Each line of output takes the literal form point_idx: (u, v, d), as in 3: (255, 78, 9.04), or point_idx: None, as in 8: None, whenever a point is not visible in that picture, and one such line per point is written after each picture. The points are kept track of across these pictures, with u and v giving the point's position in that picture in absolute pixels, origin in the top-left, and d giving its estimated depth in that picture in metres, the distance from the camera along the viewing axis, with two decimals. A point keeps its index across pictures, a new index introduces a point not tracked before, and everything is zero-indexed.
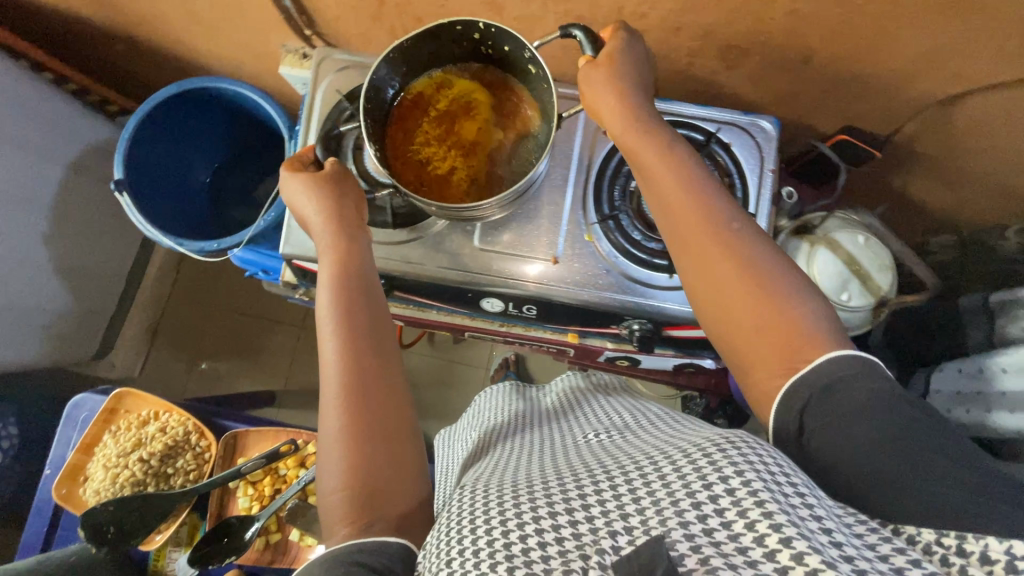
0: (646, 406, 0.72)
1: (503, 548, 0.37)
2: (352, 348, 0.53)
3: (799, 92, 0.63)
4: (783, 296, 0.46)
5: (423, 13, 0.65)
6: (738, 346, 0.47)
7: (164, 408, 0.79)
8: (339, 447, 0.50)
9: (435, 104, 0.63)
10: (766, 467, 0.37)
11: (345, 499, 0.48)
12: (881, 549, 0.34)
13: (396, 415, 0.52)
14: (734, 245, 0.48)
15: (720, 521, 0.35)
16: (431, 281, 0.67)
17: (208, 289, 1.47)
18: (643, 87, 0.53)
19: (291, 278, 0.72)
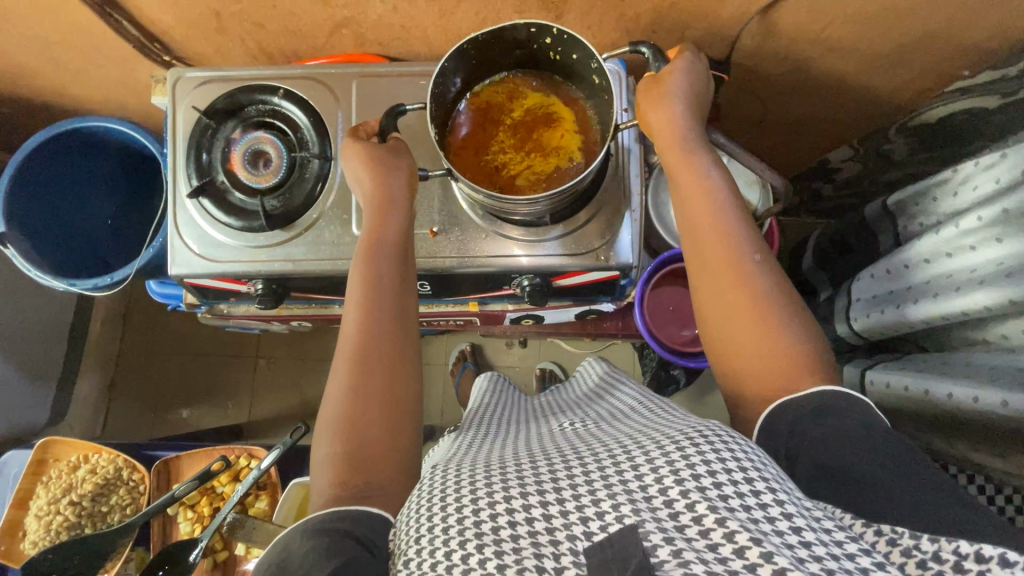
0: (622, 389, 0.73)
1: (474, 528, 0.39)
2: (370, 343, 0.54)
3: (634, 31, 0.65)
4: (782, 304, 0.54)
5: (262, 19, 0.66)
6: (723, 330, 0.55)
7: (92, 451, 0.92)
8: (337, 417, 0.52)
9: (509, 111, 0.65)
10: (741, 468, 0.40)
11: (335, 470, 0.50)
12: (847, 547, 0.37)
13: (394, 418, 0.53)
14: (743, 272, 0.55)
15: (692, 517, 0.38)
16: (320, 275, 0.68)
17: (159, 336, 1.46)
18: (692, 108, 0.59)
19: (193, 299, 0.74)
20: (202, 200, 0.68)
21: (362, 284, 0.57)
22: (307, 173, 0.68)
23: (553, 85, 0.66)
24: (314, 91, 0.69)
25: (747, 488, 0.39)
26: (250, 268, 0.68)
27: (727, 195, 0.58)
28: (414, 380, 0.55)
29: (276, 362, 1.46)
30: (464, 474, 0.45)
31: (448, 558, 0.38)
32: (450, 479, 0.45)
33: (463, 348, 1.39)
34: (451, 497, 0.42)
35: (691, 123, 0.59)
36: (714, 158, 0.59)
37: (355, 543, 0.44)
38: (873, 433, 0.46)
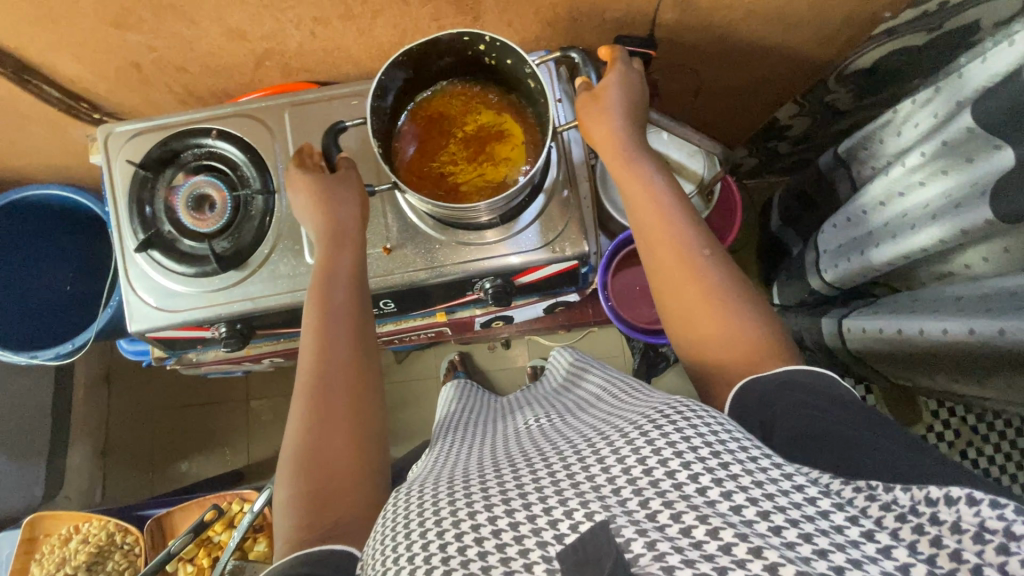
0: (586, 377, 0.73)
1: (442, 552, 0.38)
2: (336, 380, 0.54)
3: (554, 21, 0.65)
4: (736, 294, 0.55)
5: (184, 63, 0.66)
6: (685, 321, 0.56)
7: (82, 520, 0.91)
8: (304, 452, 0.51)
9: (461, 123, 0.63)
10: (706, 445, 0.40)
11: (307, 500, 0.49)
12: (820, 504, 0.37)
13: (360, 450, 0.52)
14: (696, 269, 0.56)
15: (663, 503, 0.37)
16: (281, 309, 0.68)
17: (149, 393, 1.45)
18: (630, 113, 0.61)
19: (160, 353, 0.73)
20: (152, 252, 0.67)
21: (317, 319, 0.57)
22: (253, 209, 0.68)
23: (491, 87, 0.64)
24: (248, 127, 0.69)
25: (714, 461, 0.39)
26: (210, 313, 0.67)
27: (671, 193, 0.59)
28: (375, 408, 0.55)
29: (268, 401, 1.45)
30: (428, 495, 0.44)
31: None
32: (416, 501, 0.44)
33: (452, 359, 1.38)
34: (418, 520, 0.41)
35: (630, 128, 0.61)
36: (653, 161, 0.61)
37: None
38: (843, 401, 0.47)
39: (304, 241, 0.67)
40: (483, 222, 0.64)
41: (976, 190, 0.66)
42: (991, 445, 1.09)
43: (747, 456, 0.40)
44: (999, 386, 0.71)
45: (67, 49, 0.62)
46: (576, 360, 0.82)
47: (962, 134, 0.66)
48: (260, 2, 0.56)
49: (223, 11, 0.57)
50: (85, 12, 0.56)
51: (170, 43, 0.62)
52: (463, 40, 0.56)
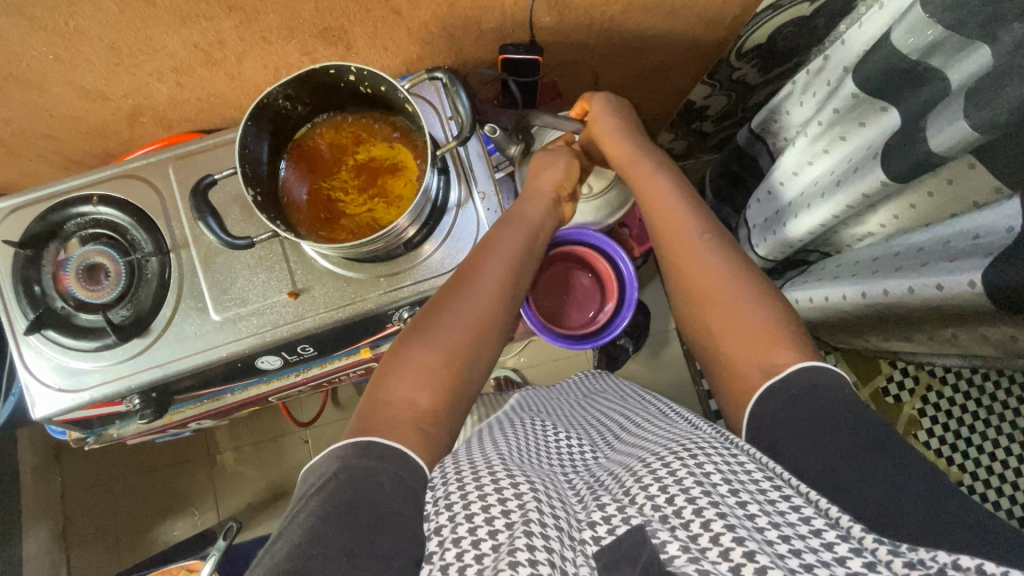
0: (649, 398, 0.71)
1: (500, 507, 0.42)
2: (465, 335, 0.58)
3: (427, 37, 0.64)
4: (757, 280, 0.58)
5: (50, 131, 0.63)
6: (697, 295, 0.60)
7: None
8: (401, 370, 0.55)
9: (353, 152, 0.62)
10: (739, 488, 0.40)
11: (396, 408, 0.52)
12: (837, 550, 0.35)
13: (445, 394, 0.55)
14: (702, 257, 0.61)
15: (685, 532, 0.37)
16: (193, 371, 0.65)
17: (102, 467, 1.39)
18: (628, 124, 0.71)
19: (78, 433, 0.70)
20: (46, 333, 0.63)
21: (474, 280, 0.60)
22: (147, 273, 0.65)
23: (376, 113, 0.62)
24: (134, 189, 0.66)
25: (735, 501, 0.39)
26: (118, 386, 0.64)
27: (683, 192, 0.66)
28: (471, 385, 0.58)
29: (232, 454, 1.41)
30: (464, 473, 0.46)
31: (474, 536, 0.40)
32: (460, 468, 0.47)
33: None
34: (468, 483, 0.44)
35: (633, 135, 0.70)
36: (660, 162, 0.69)
37: (404, 483, 0.47)
38: (831, 438, 0.44)
39: (206, 297, 0.65)
40: (392, 249, 0.62)
41: (871, 152, 0.67)
42: (950, 387, 1.04)
43: (765, 497, 0.40)
44: (924, 340, 0.72)
45: None
46: (617, 387, 0.82)
47: (849, 100, 0.67)
48: (110, 60, 0.54)
49: (71, 74, 0.54)
50: None
51: (25, 113, 0.59)
52: (330, 72, 0.55)
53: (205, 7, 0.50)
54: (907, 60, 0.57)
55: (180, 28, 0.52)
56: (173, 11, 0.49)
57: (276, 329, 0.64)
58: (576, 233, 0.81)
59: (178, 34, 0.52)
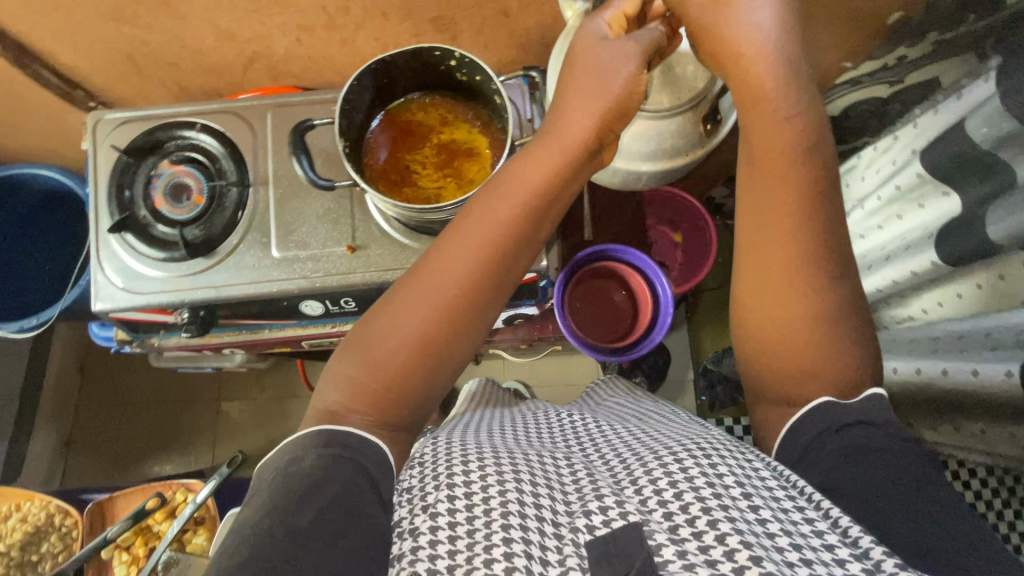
0: (657, 408, 0.68)
1: (480, 495, 0.44)
2: (444, 309, 0.52)
3: (525, 41, 0.68)
4: (827, 300, 0.50)
5: (176, 59, 0.70)
6: (772, 290, 0.52)
7: (24, 497, 0.76)
8: (365, 347, 0.53)
9: (437, 132, 0.66)
10: (754, 494, 0.43)
11: (358, 392, 0.52)
12: (845, 564, 0.37)
13: (422, 368, 0.52)
14: (797, 253, 0.50)
15: (692, 532, 0.40)
16: (244, 299, 0.69)
17: (115, 388, 1.44)
18: (779, 27, 0.49)
19: (123, 334, 0.75)
20: (124, 234, 0.69)
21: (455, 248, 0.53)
22: (226, 201, 0.70)
23: (464, 101, 0.67)
24: (233, 125, 0.72)
25: (747, 507, 0.41)
26: (174, 297, 0.68)
27: (802, 162, 0.50)
28: (457, 358, 0.54)
29: (238, 404, 1.44)
30: (453, 455, 0.49)
31: (451, 516, 0.43)
32: (448, 450, 0.51)
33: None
34: (455, 465, 0.47)
35: (776, 49, 0.49)
36: (801, 95, 0.49)
37: (355, 464, 0.48)
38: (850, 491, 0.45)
39: (272, 233, 0.70)
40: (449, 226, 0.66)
41: (926, 233, 0.68)
42: None
43: (778, 505, 0.42)
44: (950, 431, 0.71)
45: (68, 39, 0.65)
46: (630, 394, 0.80)
47: (912, 179, 0.70)
48: (249, 6, 0.60)
49: (212, 12, 0.61)
50: (84, 3, 0.60)
51: (163, 39, 0.66)
52: (436, 53, 0.60)
53: None
54: (975, 150, 0.59)
55: None
56: None
57: (327, 277, 0.68)
58: (618, 249, 0.84)
59: None
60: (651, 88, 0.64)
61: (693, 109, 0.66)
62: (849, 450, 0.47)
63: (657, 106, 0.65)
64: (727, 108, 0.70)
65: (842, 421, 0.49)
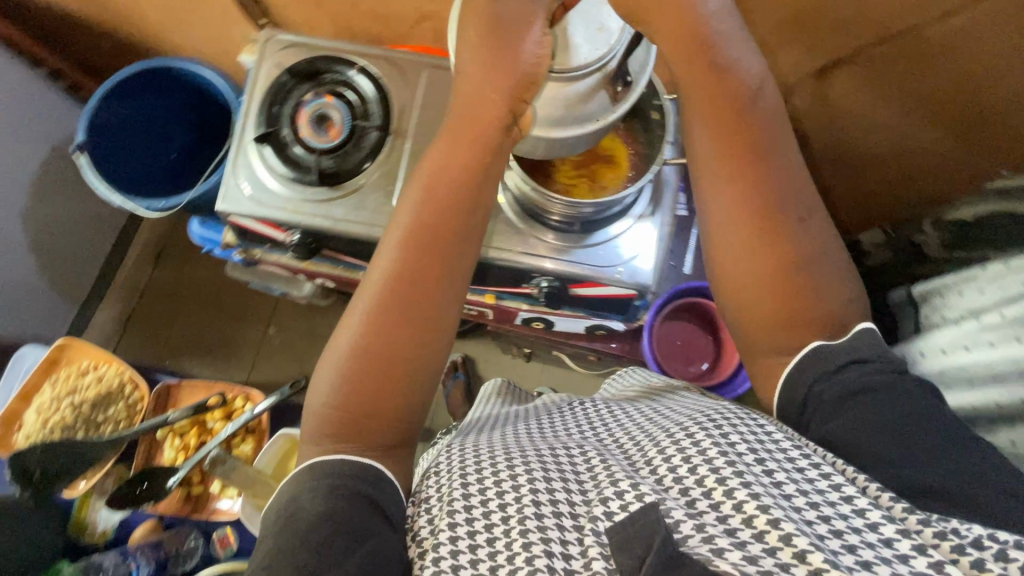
0: (663, 382, 0.66)
1: (497, 501, 0.45)
2: (403, 271, 0.52)
3: None
4: (806, 251, 0.49)
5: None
6: (767, 279, 0.50)
7: (104, 361, 0.80)
8: (327, 370, 0.52)
9: None
10: (772, 457, 0.42)
11: (324, 411, 0.50)
12: (875, 523, 0.36)
13: (394, 330, 0.51)
14: (778, 221, 0.49)
15: (709, 505, 0.39)
16: (354, 237, 0.71)
17: (182, 284, 1.50)
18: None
19: (232, 237, 0.79)
20: (265, 148, 0.72)
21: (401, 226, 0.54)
22: (364, 142, 0.73)
23: None
24: (389, 74, 0.75)
25: (763, 473, 0.40)
26: (291, 218, 0.71)
27: (760, 123, 0.50)
28: (442, 298, 0.53)
29: (283, 332, 1.47)
30: (471, 462, 0.50)
31: (471, 526, 0.43)
32: (464, 461, 0.51)
33: (456, 358, 1.39)
34: (470, 474, 0.48)
35: (708, 27, 0.50)
36: (738, 48, 0.51)
37: (355, 492, 0.46)
38: None
39: (398, 184, 0.72)
40: (568, 225, 0.66)
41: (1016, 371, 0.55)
42: None
43: (794, 465, 0.41)
44: None
45: None
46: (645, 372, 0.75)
47: None
48: None
49: None
50: None
51: None
52: None
53: None
54: None
55: None
56: None
57: None
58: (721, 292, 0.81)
59: None
60: (554, 46, 0.50)
61: (603, 71, 0.50)
62: (845, 397, 0.45)
63: (567, 66, 0.50)
64: (641, 69, 0.53)
65: (837, 361, 0.47)
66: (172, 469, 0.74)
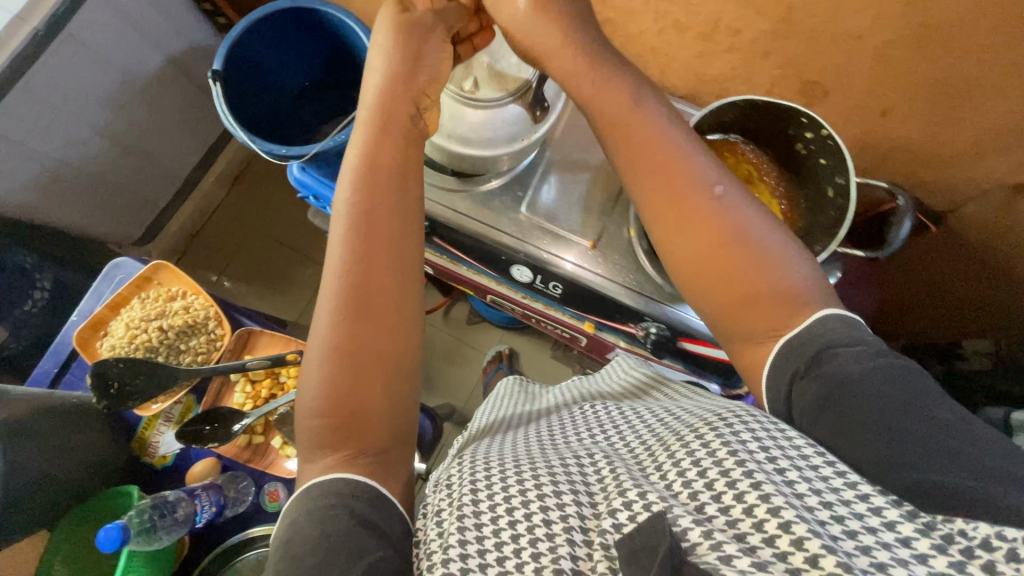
0: (679, 388, 0.59)
1: (506, 507, 0.39)
2: (360, 226, 0.50)
3: (870, 150, 0.62)
4: (749, 247, 0.45)
5: None
6: (728, 295, 0.45)
7: (194, 290, 0.80)
8: (311, 376, 0.48)
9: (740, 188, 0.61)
10: (782, 452, 0.37)
11: (318, 422, 0.46)
12: (896, 528, 0.31)
13: (344, 295, 0.48)
14: (736, 225, 0.45)
15: (718, 508, 0.35)
16: (471, 235, 0.70)
17: (255, 213, 1.51)
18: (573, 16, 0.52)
19: None
20: None
21: (348, 201, 0.51)
22: None
23: (782, 170, 0.62)
24: None
25: (772, 468, 0.36)
26: None
27: (644, 122, 0.50)
28: (397, 253, 0.51)
29: None
30: (480, 471, 0.44)
31: (479, 536, 0.38)
32: (474, 469, 0.45)
33: (502, 350, 1.37)
34: (479, 483, 0.42)
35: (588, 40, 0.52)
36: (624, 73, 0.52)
37: (350, 512, 0.42)
38: None
39: (526, 192, 0.69)
40: None
41: None
42: None
43: (806, 461, 0.36)
44: None
45: None
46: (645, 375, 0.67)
47: None
48: None
49: None
50: None
51: None
52: (801, 119, 0.55)
53: (769, 5, 0.52)
54: None
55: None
56: None
57: (556, 259, 0.67)
58: None
59: (721, 3, 0.55)
60: (473, 81, 0.61)
61: (524, 99, 0.61)
62: (829, 391, 0.40)
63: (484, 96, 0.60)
64: (555, 96, 0.65)
65: (812, 352, 0.42)
66: (239, 415, 0.74)
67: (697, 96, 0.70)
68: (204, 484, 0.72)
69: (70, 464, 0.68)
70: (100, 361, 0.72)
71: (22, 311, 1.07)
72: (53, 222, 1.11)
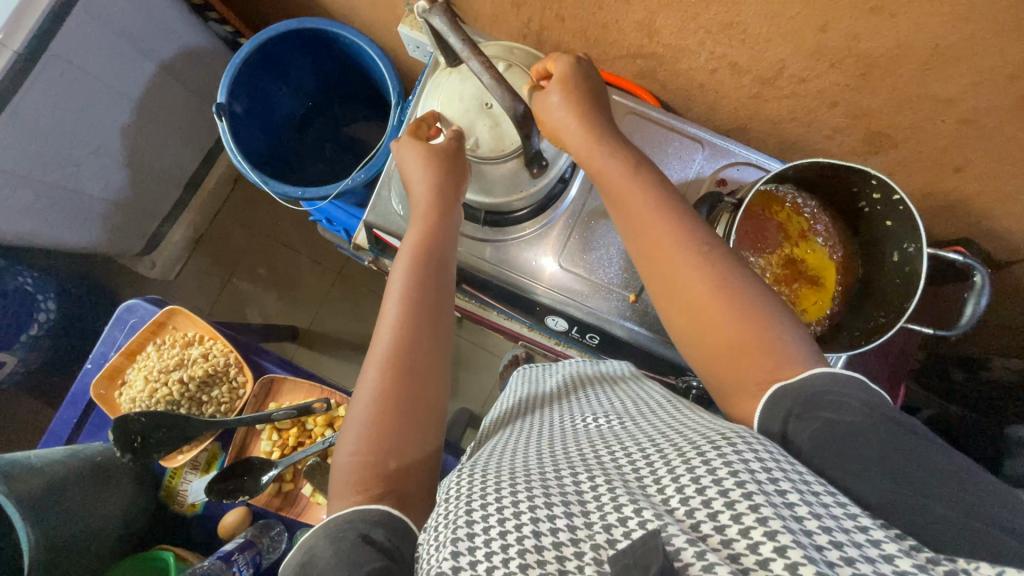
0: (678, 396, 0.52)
1: (497, 516, 0.32)
2: (413, 298, 0.49)
3: (935, 203, 0.58)
4: (737, 300, 0.42)
5: (569, 16, 0.61)
6: (714, 346, 0.42)
7: (210, 335, 0.78)
8: (349, 432, 0.45)
9: (793, 244, 0.58)
10: (784, 474, 0.31)
11: (352, 467, 0.43)
12: (897, 561, 0.26)
13: (390, 361, 0.46)
14: (724, 281, 0.43)
15: (713, 526, 0.29)
16: (504, 286, 0.66)
17: (258, 216, 1.44)
18: (591, 90, 0.50)
19: (364, 243, 0.74)
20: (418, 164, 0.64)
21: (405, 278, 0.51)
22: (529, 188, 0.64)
23: (839, 227, 0.58)
24: None
25: (772, 488, 0.30)
26: None
27: (637, 174, 0.48)
28: (434, 313, 0.50)
29: (351, 284, 1.42)
30: (477, 479, 0.37)
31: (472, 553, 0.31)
32: (475, 477, 0.38)
33: (519, 355, 1.35)
34: (476, 490, 0.35)
35: (593, 102, 0.50)
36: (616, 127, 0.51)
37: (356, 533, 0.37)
38: None
39: (561, 242, 0.65)
40: None
41: None
42: None
43: (808, 488, 0.31)
44: None
45: None
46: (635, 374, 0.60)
47: None
48: (711, 28, 0.52)
49: (662, 9, 0.53)
50: None
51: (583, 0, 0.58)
52: (870, 180, 0.50)
53: (845, 59, 0.48)
54: None
55: (802, 50, 0.49)
56: (824, 45, 0.47)
57: (590, 313, 0.63)
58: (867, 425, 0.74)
59: (791, 52, 0.50)
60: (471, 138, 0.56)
61: (520, 157, 0.55)
62: (826, 428, 0.35)
63: (484, 159, 0.56)
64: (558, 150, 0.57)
65: (811, 405, 0.37)
66: (268, 465, 0.73)
67: (745, 131, 0.65)
68: (238, 541, 0.72)
69: (106, 528, 0.66)
70: (121, 415, 0.70)
71: (30, 336, 1.04)
72: (56, 241, 1.07)
